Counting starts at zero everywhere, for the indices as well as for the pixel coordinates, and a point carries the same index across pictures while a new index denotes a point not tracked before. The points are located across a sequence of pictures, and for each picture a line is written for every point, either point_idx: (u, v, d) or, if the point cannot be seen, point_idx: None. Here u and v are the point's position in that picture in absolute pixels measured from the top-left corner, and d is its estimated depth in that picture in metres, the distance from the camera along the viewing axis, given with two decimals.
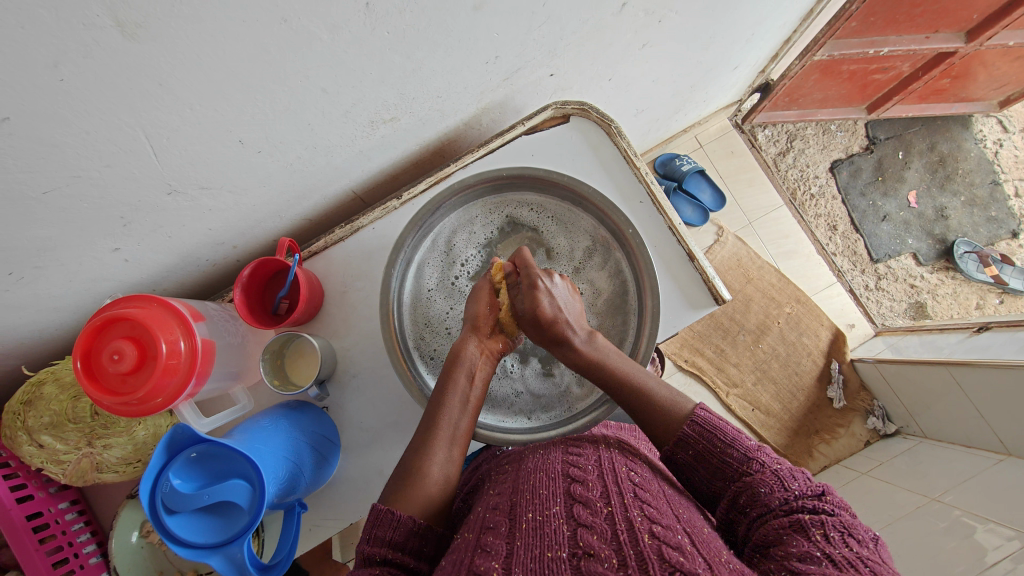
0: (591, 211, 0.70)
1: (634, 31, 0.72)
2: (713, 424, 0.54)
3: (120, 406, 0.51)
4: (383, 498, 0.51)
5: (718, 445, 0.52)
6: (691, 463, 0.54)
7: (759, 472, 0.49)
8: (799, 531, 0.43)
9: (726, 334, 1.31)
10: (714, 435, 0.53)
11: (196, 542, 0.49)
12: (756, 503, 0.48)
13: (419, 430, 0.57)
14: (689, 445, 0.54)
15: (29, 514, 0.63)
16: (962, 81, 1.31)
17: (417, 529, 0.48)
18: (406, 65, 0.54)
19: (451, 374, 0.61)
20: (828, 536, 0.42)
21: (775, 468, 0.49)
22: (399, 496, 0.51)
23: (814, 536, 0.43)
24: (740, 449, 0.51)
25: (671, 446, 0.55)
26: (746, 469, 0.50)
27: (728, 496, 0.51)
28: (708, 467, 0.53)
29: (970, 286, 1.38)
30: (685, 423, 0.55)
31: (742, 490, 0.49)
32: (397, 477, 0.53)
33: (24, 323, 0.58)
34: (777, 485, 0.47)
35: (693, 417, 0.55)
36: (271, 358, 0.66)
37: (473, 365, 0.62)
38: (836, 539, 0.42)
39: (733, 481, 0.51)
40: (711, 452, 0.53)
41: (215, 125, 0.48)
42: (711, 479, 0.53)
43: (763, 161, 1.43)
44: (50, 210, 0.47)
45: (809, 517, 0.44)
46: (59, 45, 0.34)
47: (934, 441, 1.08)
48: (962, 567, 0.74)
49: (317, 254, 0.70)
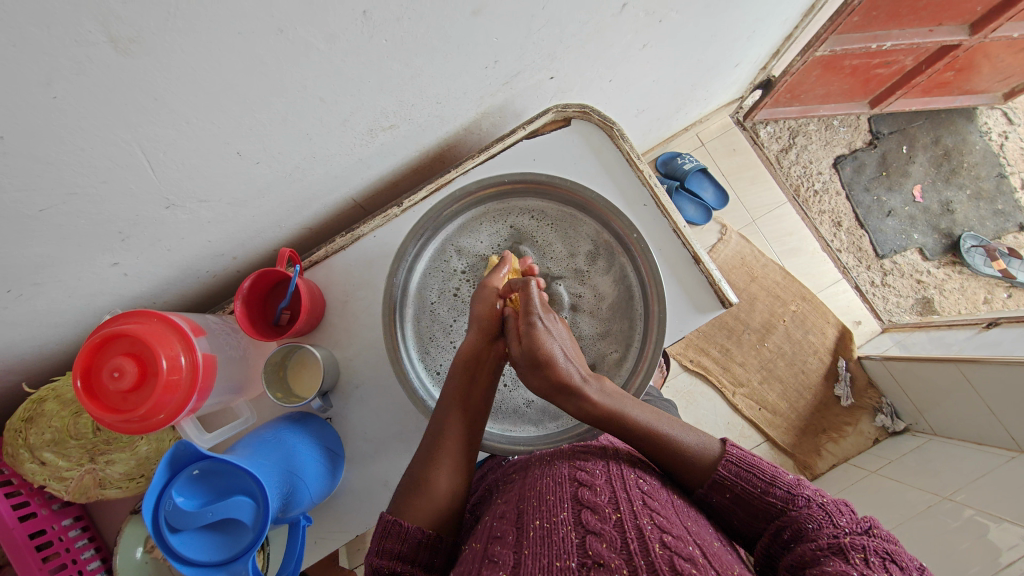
0: (594, 215, 0.69)
1: (635, 31, 0.71)
2: (750, 462, 0.53)
3: (122, 423, 0.50)
4: (391, 507, 0.52)
5: (761, 484, 0.51)
6: (729, 505, 0.52)
7: (804, 507, 0.49)
8: (839, 554, 0.43)
9: (731, 333, 1.30)
10: (752, 473, 0.52)
11: (203, 559, 0.49)
12: (802, 538, 0.47)
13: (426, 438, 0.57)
14: (726, 488, 0.52)
15: (32, 531, 0.62)
16: (967, 73, 1.29)
17: (425, 542, 0.49)
18: (405, 72, 0.54)
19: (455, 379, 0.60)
20: (868, 561, 0.42)
21: (820, 502, 0.49)
22: (409, 502, 0.51)
23: (855, 560, 0.43)
24: (783, 487, 0.51)
25: (705, 488, 0.53)
26: (791, 504, 0.50)
27: (770, 532, 0.50)
28: (748, 508, 0.52)
29: (978, 280, 1.37)
30: (719, 465, 0.53)
31: (787, 525, 0.49)
32: (411, 482, 0.53)
33: (24, 340, 0.58)
34: (825, 521, 0.47)
35: (726, 456, 0.53)
36: (273, 371, 0.65)
37: (478, 367, 0.61)
38: (877, 564, 0.42)
39: (776, 516, 0.50)
40: (751, 493, 0.52)
41: (214, 138, 0.47)
42: (751, 519, 0.52)
43: (766, 158, 1.42)
44: (47, 227, 0.46)
45: (851, 543, 0.44)
46: (52, 62, 0.34)
47: (945, 439, 1.07)
48: (976, 568, 0.73)
49: (318, 264, 0.70)
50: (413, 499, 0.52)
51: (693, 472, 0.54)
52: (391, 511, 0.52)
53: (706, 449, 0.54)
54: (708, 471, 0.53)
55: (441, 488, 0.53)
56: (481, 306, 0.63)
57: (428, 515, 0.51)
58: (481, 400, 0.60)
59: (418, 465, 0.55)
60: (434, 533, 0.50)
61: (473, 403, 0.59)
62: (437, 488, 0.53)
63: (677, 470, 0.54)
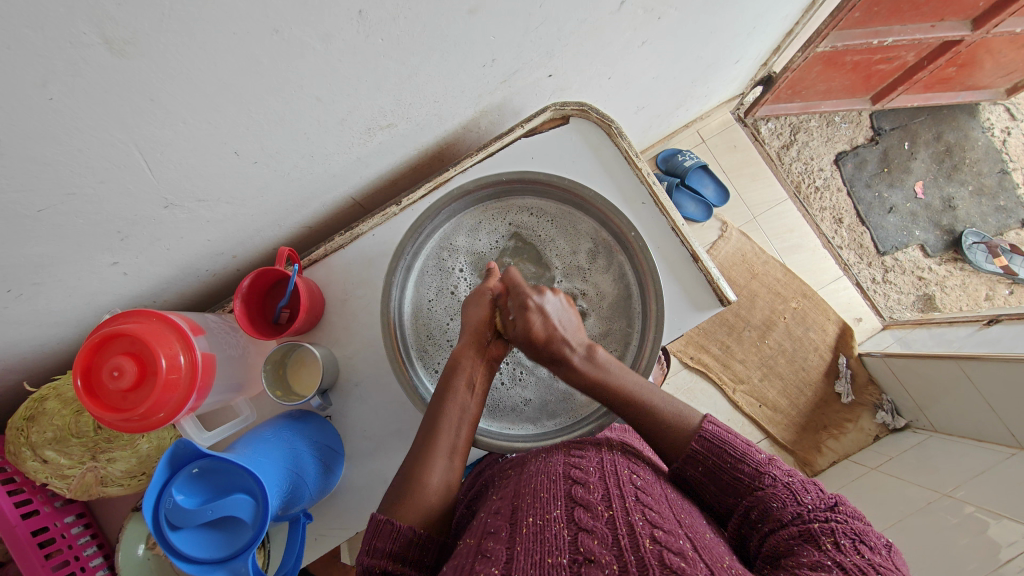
0: (593, 213, 0.69)
1: (634, 29, 0.71)
2: (723, 437, 0.53)
3: (122, 422, 0.50)
4: (383, 506, 0.51)
5: (729, 459, 0.52)
6: (702, 479, 0.53)
7: (772, 485, 0.49)
8: (811, 542, 0.43)
9: (732, 330, 1.30)
10: (724, 449, 0.53)
11: (202, 556, 0.49)
12: (769, 517, 0.47)
13: (418, 438, 0.56)
14: (699, 462, 0.53)
15: (35, 529, 0.63)
16: (969, 69, 1.29)
17: (416, 539, 0.48)
18: (402, 71, 0.54)
19: (449, 382, 0.60)
20: (839, 545, 0.42)
21: (787, 481, 0.49)
22: (400, 502, 0.51)
23: (826, 546, 0.42)
24: (751, 464, 0.51)
25: (680, 459, 0.54)
26: (758, 483, 0.50)
27: (740, 511, 0.51)
28: (719, 482, 0.52)
29: (980, 277, 1.36)
30: (692, 439, 0.54)
31: (754, 505, 0.49)
32: (404, 479, 0.53)
33: (25, 339, 0.58)
34: (789, 498, 0.47)
35: (700, 432, 0.54)
36: (272, 369, 0.65)
37: (472, 369, 0.61)
38: (847, 547, 0.42)
39: (745, 495, 0.50)
40: (721, 467, 0.52)
41: (211, 138, 0.48)
42: (723, 494, 0.52)
43: (767, 155, 1.42)
44: (46, 227, 0.46)
45: (822, 528, 0.44)
46: (47, 64, 0.34)
47: (945, 435, 1.06)
48: (974, 565, 0.73)
49: (317, 262, 0.70)
50: (405, 498, 0.51)
51: (669, 442, 0.55)
52: (383, 509, 0.50)
53: (683, 421, 0.56)
54: (683, 444, 0.54)
55: (433, 487, 0.52)
56: (476, 309, 0.64)
57: (418, 515, 0.50)
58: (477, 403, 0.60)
59: (410, 463, 0.54)
60: (424, 532, 0.49)
61: (470, 404, 0.59)
62: (430, 487, 0.52)
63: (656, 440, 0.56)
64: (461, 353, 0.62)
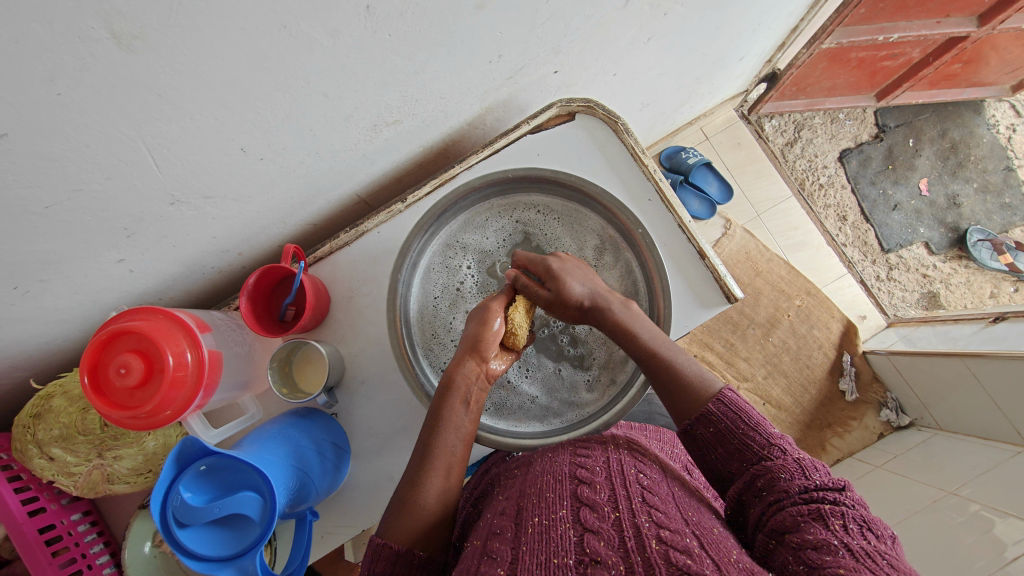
0: (599, 210, 0.69)
1: (640, 25, 0.70)
2: (740, 407, 0.53)
3: (128, 419, 0.50)
4: (380, 529, 0.51)
5: (742, 426, 0.51)
6: (711, 440, 0.53)
7: (780, 459, 0.48)
8: (817, 520, 0.43)
9: (735, 327, 1.30)
10: (737, 416, 0.52)
11: (208, 555, 0.49)
12: (774, 488, 0.47)
13: (415, 454, 0.55)
14: (711, 422, 0.53)
15: (42, 526, 0.63)
16: (974, 66, 1.28)
17: (418, 562, 0.48)
18: (408, 67, 0.53)
19: (442, 407, 0.57)
20: (847, 528, 0.41)
21: (796, 457, 0.48)
22: (397, 526, 0.50)
23: (833, 526, 0.42)
24: (762, 434, 0.50)
25: (692, 418, 0.55)
26: (767, 453, 0.49)
27: (744, 478, 0.50)
28: (727, 445, 0.52)
29: (984, 274, 1.36)
30: (709, 401, 0.54)
31: (760, 474, 0.48)
32: (398, 504, 0.52)
33: (31, 337, 0.58)
34: (798, 473, 0.46)
35: (720, 396, 0.54)
36: (279, 366, 0.65)
37: (467, 391, 0.58)
38: (855, 532, 0.41)
39: (752, 463, 0.49)
40: (733, 432, 0.52)
41: (217, 134, 0.47)
42: (728, 458, 0.52)
43: (771, 152, 1.41)
44: (53, 224, 0.46)
45: (830, 508, 0.43)
46: (55, 59, 0.33)
47: (950, 433, 1.06)
48: (981, 563, 0.73)
49: (323, 260, 0.70)
50: (403, 523, 0.50)
51: (687, 400, 0.56)
52: (380, 532, 0.50)
53: (705, 386, 0.56)
54: (700, 402, 0.55)
55: (430, 507, 0.52)
56: (478, 328, 0.61)
57: (410, 536, 0.50)
58: (472, 424, 0.57)
59: (404, 489, 0.53)
60: (425, 554, 0.49)
61: (463, 426, 0.57)
62: (426, 508, 0.52)
63: (673, 397, 0.57)
64: (456, 372, 0.58)
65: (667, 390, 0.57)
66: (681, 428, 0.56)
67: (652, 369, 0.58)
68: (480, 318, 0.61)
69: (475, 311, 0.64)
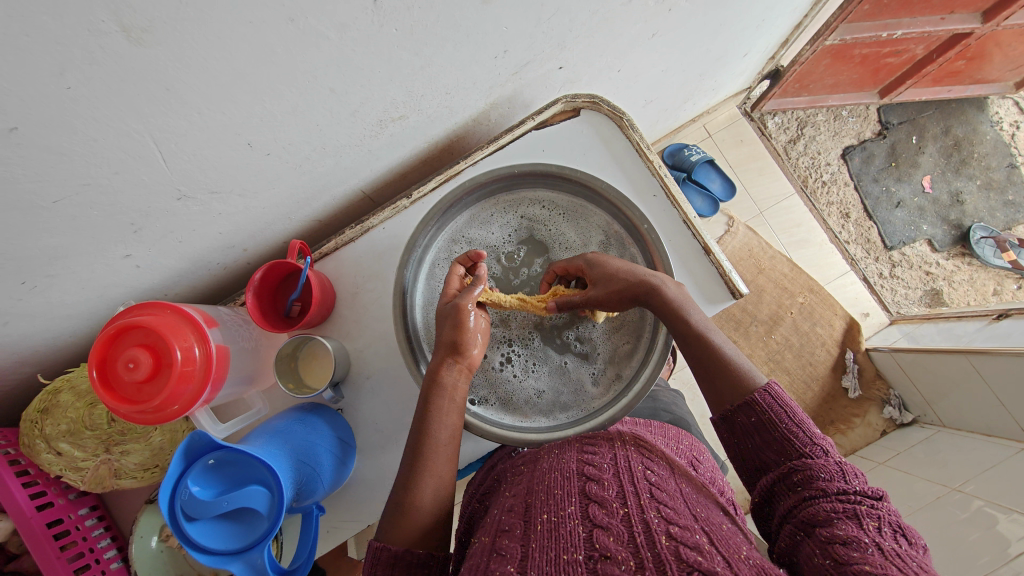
0: (604, 206, 0.69)
1: (644, 20, 0.70)
2: (785, 403, 0.52)
3: (137, 414, 0.50)
4: (379, 533, 0.52)
5: (786, 420, 0.51)
6: (750, 429, 0.52)
7: (820, 458, 0.48)
8: (852, 519, 0.43)
9: (738, 325, 1.30)
10: (784, 411, 0.51)
11: (217, 548, 0.50)
12: (809, 485, 0.47)
13: (406, 457, 0.55)
14: (754, 411, 0.52)
15: (49, 520, 0.63)
16: (978, 62, 1.28)
17: (415, 562, 0.48)
18: (414, 62, 0.53)
19: (428, 408, 0.56)
20: (881, 530, 0.42)
21: (837, 460, 0.48)
22: (396, 528, 0.51)
23: (868, 526, 0.43)
24: (806, 433, 0.50)
25: (735, 404, 0.53)
26: (808, 451, 0.49)
27: (779, 470, 0.50)
28: (767, 436, 0.51)
29: (987, 272, 1.36)
30: (755, 391, 0.53)
31: (798, 469, 0.48)
32: (395, 506, 0.52)
33: (38, 332, 0.58)
34: (837, 475, 0.47)
35: (766, 387, 0.53)
36: (284, 361, 0.65)
37: (453, 387, 0.57)
38: (888, 534, 0.42)
39: (791, 458, 0.50)
40: (776, 425, 0.51)
41: (225, 129, 0.47)
42: (766, 449, 0.51)
43: (774, 149, 1.41)
44: (60, 218, 0.46)
45: (865, 510, 0.44)
46: (65, 52, 0.34)
47: (953, 430, 1.06)
48: (986, 558, 0.73)
49: (329, 256, 0.70)
50: (400, 526, 0.51)
51: (729, 388, 0.54)
52: (379, 537, 0.51)
53: (749, 375, 0.54)
54: (744, 391, 0.53)
55: (426, 506, 0.52)
56: (453, 331, 0.59)
57: (411, 538, 0.50)
58: (458, 415, 0.57)
59: (399, 492, 0.53)
60: (425, 552, 0.49)
61: (449, 421, 0.56)
62: (422, 507, 0.52)
63: (714, 384, 0.55)
64: (438, 373, 0.57)
65: (708, 375, 0.56)
66: (718, 414, 0.55)
67: (695, 351, 0.57)
68: (454, 321, 0.59)
69: (446, 309, 0.61)
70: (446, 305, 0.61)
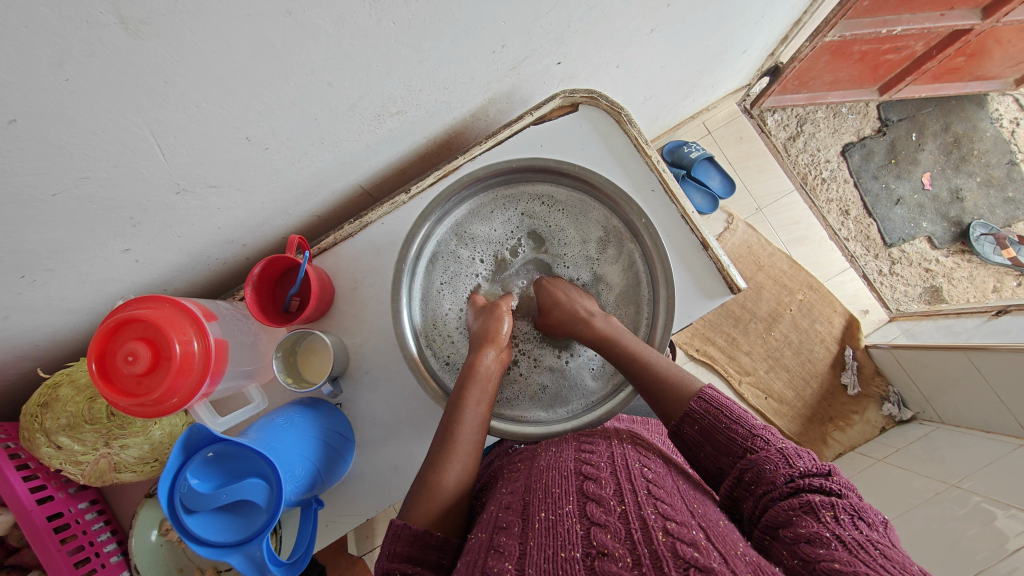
0: (604, 201, 0.69)
1: (642, 16, 0.70)
2: (720, 403, 0.54)
3: (136, 407, 0.51)
4: (401, 512, 0.51)
5: (725, 420, 0.52)
6: (697, 438, 0.54)
7: (764, 450, 0.49)
8: (809, 513, 0.43)
9: (737, 322, 1.29)
10: (722, 411, 0.53)
11: (217, 541, 0.50)
12: (761, 481, 0.47)
13: (437, 440, 0.57)
14: (696, 420, 0.54)
15: (50, 514, 0.63)
16: (978, 59, 1.28)
17: (434, 542, 0.47)
18: (413, 56, 0.54)
19: (462, 396, 0.59)
20: (838, 519, 0.42)
21: (780, 446, 0.49)
22: (417, 508, 0.51)
23: (825, 518, 0.42)
24: (745, 426, 0.51)
25: (679, 418, 0.56)
26: (751, 446, 0.50)
27: (732, 473, 0.50)
28: (714, 441, 0.52)
29: (987, 269, 1.36)
30: (693, 399, 0.55)
31: (747, 468, 0.49)
32: (420, 488, 0.53)
33: (39, 326, 0.58)
34: (782, 464, 0.47)
35: (701, 393, 0.56)
36: (284, 356, 0.65)
37: (486, 379, 0.61)
38: (846, 521, 0.42)
39: (739, 458, 0.50)
40: (717, 427, 0.52)
41: (223, 123, 0.48)
42: (717, 454, 0.52)
43: (773, 146, 1.41)
44: (59, 212, 0.46)
45: (821, 501, 0.43)
46: (64, 44, 0.34)
47: (952, 427, 1.06)
48: (983, 554, 0.73)
49: (327, 251, 0.70)
50: (422, 506, 0.51)
51: (674, 402, 0.57)
52: (401, 515, 0.50)
53: (687, 382, 0.58)
54: (686, 397, 0.56)
55: (448, 489, 0.53)
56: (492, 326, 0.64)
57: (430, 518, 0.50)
58: (488, 409, 0.60)
59: (425, 475, 0.54)
60: (442, 534, 0.48)
61: (479, 413, 0.59)
62: (445, 490, 0.53)
63: (659, 402, 0.59)
64: (478, 361, 0.61)
65: (650, 393, 0.59)
66: (671, 429, 0.57)
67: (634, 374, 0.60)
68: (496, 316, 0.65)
69: (481, 314, 0.67)
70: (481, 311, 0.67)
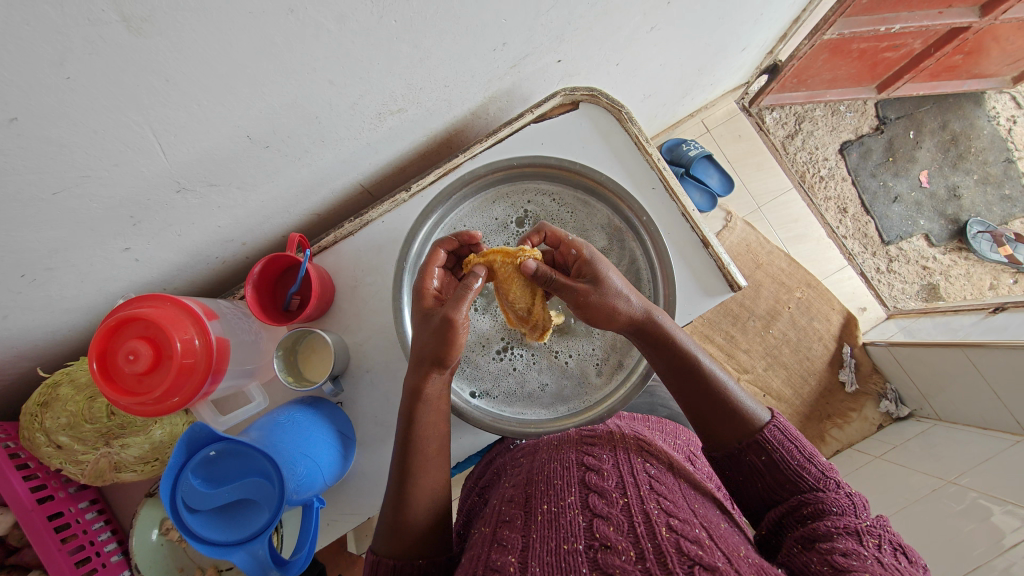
0: (607, 198, 0.69)
1: (644, 14, 0.70)
2: (792, 434, 0.54)
3: (137, 405, 0.51)
4: (374, 544, 0.52)
5: (797, 457, 0.52)
6: (761, 467, 0.52)
7: (833, 492, 0.49)
8: (852, 535, 0.44)
9: (736, 319, 1.29)
10: (794, 445, 0.52)
11: (218, 539, 0.50)
12: (820, 515, 0.47)
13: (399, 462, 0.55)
14: (765, 450, 0.52)
15: (50, 513, 0.63)
16: (975, 56, 1.28)
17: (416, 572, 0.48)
18: (414, 54, 0.53)
19: (414, 416, 0.55)
20: (880, 547, 0.43)
21: (849, 494, 0.49)
22: (391, 541, 0.51)
23: (867, 543, 0.43)
24: (818, 467, 0.51)
25: (741, 443, 0.54)
26: (820, 486, 0.50)
27: (790, 502, 0.50)
28: (778, 474, 0.52)
29: (984, 266, 1.36)
30: (764, 428, 0.53)
31: (809, 501, 0.49)
32: (398, 511, 0.52)
33: (37, 326, 0.58)
34: (849, 509, 0.47)
35: (772, 424, 0.54)
36: (284, 355, 0.65)
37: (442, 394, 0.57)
38: (888, 551, 0.43)
39: (802, 491, 0.50)
40: (788, 463, 0.52)
41: (223, 121, 0.47)
42: (775, 487, 0.52)
43: (771, 144, 1.42)
44: (59, 211, 0.46)
45: (867, 529, 0.44)
46: (65, 42, 0.34)
47: (948, 423, 1.07)
48: (980, 550, 0.74)
49: (328, 249, 0.70)
50: (396, 538, 0.51)
51: (733, 428, 0.54)
52: (373, 548, 0.52)
53: (754, 414, 0.55)
54: (749, 431, 0.54)
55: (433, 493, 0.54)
56: (441, 347, 0.53)
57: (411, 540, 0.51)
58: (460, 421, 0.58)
59: (392, 507, 0.53)
60: (425, 562, 0.49)
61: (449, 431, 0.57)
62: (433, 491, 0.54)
63: (709, 427, 0.56)
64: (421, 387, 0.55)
65: (700, 417, 0.57)
66: (725, 452, 0.55)
67: (698, 392, 0.56)
68: (445, 339, 0.52)
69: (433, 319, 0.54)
70: (433, 316, 0.55)
